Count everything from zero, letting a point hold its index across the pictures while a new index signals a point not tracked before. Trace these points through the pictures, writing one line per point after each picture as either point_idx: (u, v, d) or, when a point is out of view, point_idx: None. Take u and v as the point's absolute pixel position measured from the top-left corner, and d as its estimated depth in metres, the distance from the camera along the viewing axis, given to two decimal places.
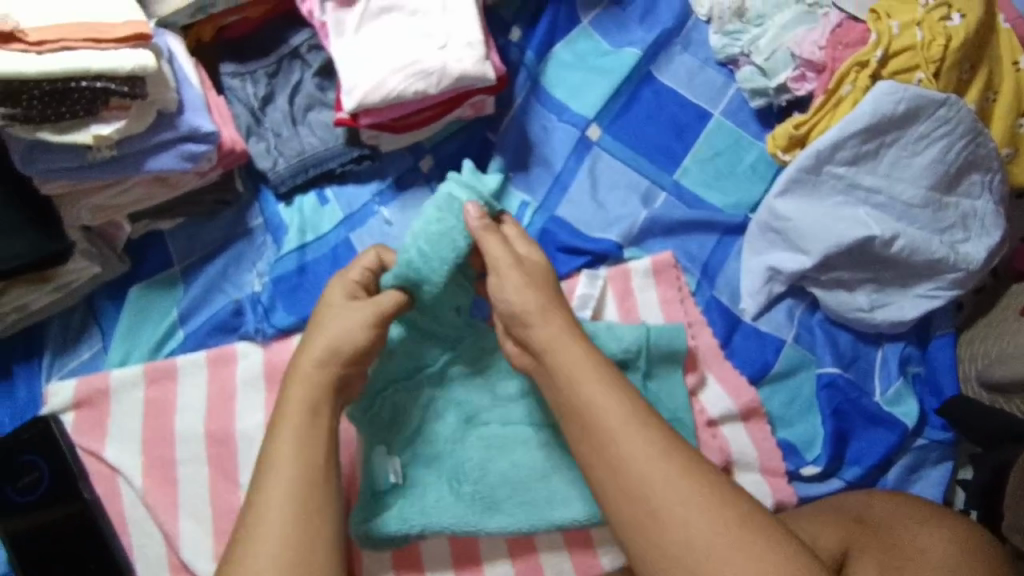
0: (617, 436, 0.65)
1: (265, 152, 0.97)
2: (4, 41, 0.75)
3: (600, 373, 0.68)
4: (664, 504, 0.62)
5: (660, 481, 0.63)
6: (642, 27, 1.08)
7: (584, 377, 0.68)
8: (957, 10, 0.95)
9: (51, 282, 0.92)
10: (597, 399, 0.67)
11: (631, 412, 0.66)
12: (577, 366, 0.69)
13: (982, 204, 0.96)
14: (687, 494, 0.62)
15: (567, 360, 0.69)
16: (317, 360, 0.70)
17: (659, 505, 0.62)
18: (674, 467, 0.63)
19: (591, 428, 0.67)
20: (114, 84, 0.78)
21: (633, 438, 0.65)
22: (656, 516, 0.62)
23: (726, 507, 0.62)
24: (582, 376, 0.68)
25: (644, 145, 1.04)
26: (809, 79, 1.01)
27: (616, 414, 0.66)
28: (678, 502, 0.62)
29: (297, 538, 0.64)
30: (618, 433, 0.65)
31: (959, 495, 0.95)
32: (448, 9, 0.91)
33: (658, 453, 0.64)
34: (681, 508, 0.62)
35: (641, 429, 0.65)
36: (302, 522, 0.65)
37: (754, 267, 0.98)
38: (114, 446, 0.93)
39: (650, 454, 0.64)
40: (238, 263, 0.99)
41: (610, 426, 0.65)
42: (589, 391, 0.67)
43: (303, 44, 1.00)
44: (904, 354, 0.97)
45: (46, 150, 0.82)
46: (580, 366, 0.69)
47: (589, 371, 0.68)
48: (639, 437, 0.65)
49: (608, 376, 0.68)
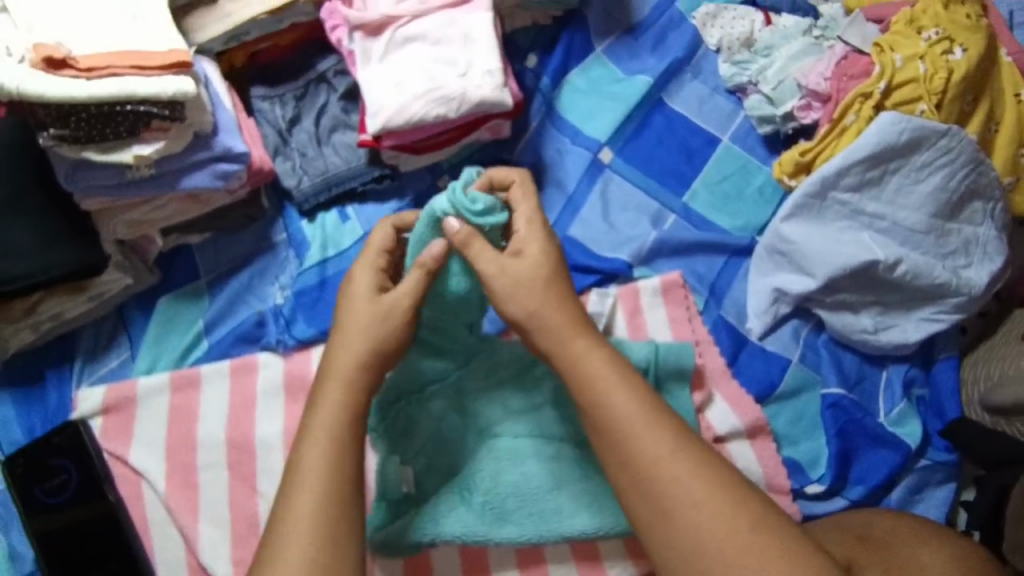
0: (628, 436, 0.66)
1: (290, 171, 1.02)
2: (56, 69, 0.81)
3: (609, 369, 0.69)
4: (675, 505, 0.63)
5: (671, 482, 0.64)
6: (654, 56, 1.12)
7: (595, 373, 0.69)
8: (959, 45, 0.98)
9: (85, 292, 0.97)
10: (608, 398, 0.67)
11: (643, 411, 0.67)
12: (586, 360, 0.69)
13: (985, 230, 0.99)
14: (698, 496, 0.63)
15: (578, 354, 0.70)
16: (341, 376, 0.71)
17: (670, 507, 0.63)
18: (685, 469, 0.64)
19: (603, 427, 0.67)
20: (156, 108, 0.84)
21: (645, 438, 0.65)
22: (668, 518, 0.63)
23: (738, 511, 0.62)
24: (597, 377, 0.68)
25: (655, 169, 1.07)
26: (814, 108, 1.04)
27: (627, 414, 0.66)
28: (690, 505, 0.63)
29: (324, 564, 0.64)
30: (630, 434, 0.66)
31: (962, 516, 0.95)
32: (470, 37, 0.96)
33: (669, 454, 0.65)
34: (692, 511, 0.63)
35: (651, 429, 0.66)
36: (328, 547, 0.64)
37: (760, 288, 1.01)
38: (139, 450, 0.97)
39: (661, 455, 0.65)
40: (262, 277, 1.03)
41: (626, 427, 0.66)
42: (600, 389, 0.68)
43: (329, 69, 1.05)
44: (908, 376, 0.99)
45: (88, 169, 0.87)
46: (591, 361, 0.69)
47: (601, 366, 0.69)
48: (648, 437, 0.65)
49: (622, 375, 0.68)
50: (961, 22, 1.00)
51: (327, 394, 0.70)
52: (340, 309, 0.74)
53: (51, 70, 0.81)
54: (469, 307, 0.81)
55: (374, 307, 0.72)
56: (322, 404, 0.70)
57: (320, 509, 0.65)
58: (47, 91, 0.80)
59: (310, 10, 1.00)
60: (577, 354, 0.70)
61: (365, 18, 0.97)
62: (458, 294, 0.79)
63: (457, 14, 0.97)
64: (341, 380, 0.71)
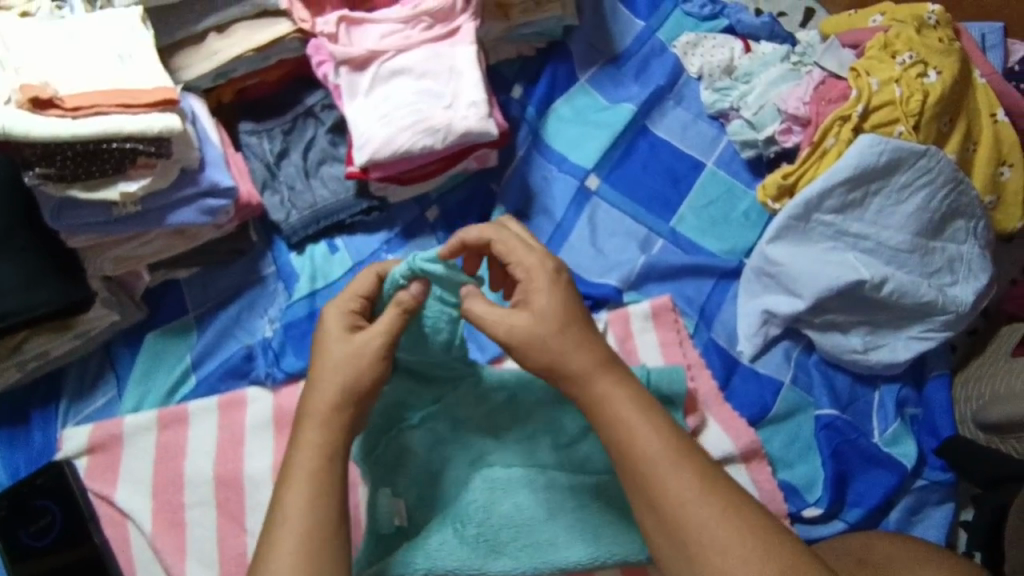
0: (652, 476, 0.65)
1: (279, 205, 1.02)
2: (42, 108, 0.82)
3: (631, 408, 0.67)
4: (701, 549, 0.63)
5: (697, 525, 0.63)
6: (637, 83, 1.15)
7: (618, 412, 0.67)
8: (933, 68, 1.01)
9: (72, 330, 0.96)
10: (632, 434, 0.66)
11: (673, 448, 0.66)
12: (612, 397, 0.68)
13: (968, 248, 1.00)
14: (725, 542, 0.62)
15: (599, 393, 0.68)
16: (324, 410, 0.70)
17: (696, 552, 0.63)
18: (713, 513, 0.63)
19: (628, 463, 0.66)
20: (141, 145, 0.85)
21: (670, 479, 0.64)
22: (694, 561, 0.63)
23: (769, 557, 0.62)
24: (625, 412, 0.67)
25: (641, 195, 1.08)
26: (795, 132, 1.06)
27: (652, 453, 0.65)
28: (717, 550, 0.62)
29: None
30: (657, 472, 0.65)
31: (962, 537, 0.94)
32: (455, 70, 0.98)
33: (694, 497, 0.64)
34: (719, 556, 0.62)
35: (679, 469, 0.65)
36: None
37: (749, 311, 1.01)
38: (125, 490, 0.95)
39: (687, 498, 0.64)
40: (250, 310, 1.03)
41: (657, 463, 0.65)
42: (623, 428, 0.67)
43: (316, 103, 1.07)
44: (901, 396, 0.99)
45: (74, 207, 0.88)
46: (612, 398, 0.68)
47: (623, 402, 0.68)
48: (675, 478, 0.64)
49: (648, 409, 0.68)
50: (934, 46, 1.02)
51: (309, 431, 0.69)
52: (318, 347, 0.73)
53: (37, 109, 0.82)
54: (456, 341, 0.82)
55: (359, 340, 0.72)
56: (306, 442, 0.69)
57: (304, 546, 0.64)
58: (33, 131, 0.81)
59: (296, 46, 1.02)
60: (601, 393, 0.68)
61: (350, 52, 0.98)
62: (447, 325, 0.79)
63: (441, 48, 0.99)
64: (325, 415, 0.70)
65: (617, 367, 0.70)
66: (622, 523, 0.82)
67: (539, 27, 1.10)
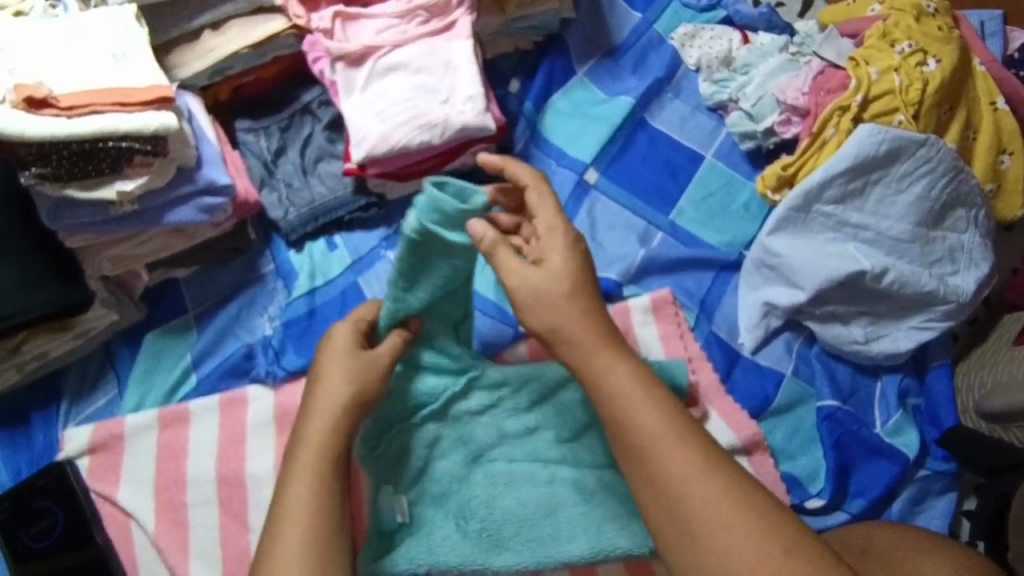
0: (652, 452, 0.65)
1: (277, 203, 1.02)
2: (38, 107, 0.82)
3: (636, 385, 0.68)
4: (704, 525, 0.62)
5: (700, 501, 0.62)
6: (635, 76, 1.14)
7: (621, 387, 0.68)
8: (932, 56, 1.00)
9: (72, 330, 0.96)
10: (632, 410, 0.66)
11: (674, 423, 0.66)
12: (613, 371, 0.68)
13: (969, 237, 1.00)
14: (730, 519, 0.61)
15: (602, 368, 0.69)
16: (329, 410, 0.73)
17: (699, 527, 0.62)
18: (715, 490, 0.62)
19: (630, 438, 0.66)
20: (137, 143, 0.84)
21: (673, 454, 0.64)
22: (696, 538, 0.62)
23: (773, 536, 0.61)
24: (630, 391, 0.67)
25: (640, 188, 1.08)
26: (794, 122, 1.06)
27: (655, 429, 0.65)
28: (721, 527, 0.61)
29: None
30: (659, 447, 0.64)
31: (964, 526, 0.94)
32: (452, 65, 0.98)
33: (698, 473, 0.63)
34: (722, 532, 0.61)
35: (679, 445, 0.64)
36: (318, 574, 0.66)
37: (750, 302, 1.01)
38: (127, 490, 0.95)
39: (689, 473, 0.63)
40: (250, 309, 1.03)
41: (659, 438, 0.65)
42: (626, 402, 0.67)
43: (314, 100, 1.06)
44: (903, 385, 0.99)
45: (71, 207, 0.88)
46: (614, 375, 0.68)
47: (627, 379, 0.68)
48: (677, 454, 0.64)
49: (651, 389, 0.67)
50: (933, 34, 1.02)
51: (311, 427, 0.72)
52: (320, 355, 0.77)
53: (31, 109, 0.81)
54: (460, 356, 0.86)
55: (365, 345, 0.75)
56: (307, 441, 0.72)
57: (307, 534, 0.67)
58: (27, 130, 0.80)
59: (291, 43, 1.02)
60: (601, 367, 0.69)
61: (346, 48, 0.98)
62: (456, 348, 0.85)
63: (437, 43, 0.98)
64: (325, 412, 0.73)
65: (618, 344, 0.70)
66: (627, 519, 0.81)
67: (536, 21, 1.10)
